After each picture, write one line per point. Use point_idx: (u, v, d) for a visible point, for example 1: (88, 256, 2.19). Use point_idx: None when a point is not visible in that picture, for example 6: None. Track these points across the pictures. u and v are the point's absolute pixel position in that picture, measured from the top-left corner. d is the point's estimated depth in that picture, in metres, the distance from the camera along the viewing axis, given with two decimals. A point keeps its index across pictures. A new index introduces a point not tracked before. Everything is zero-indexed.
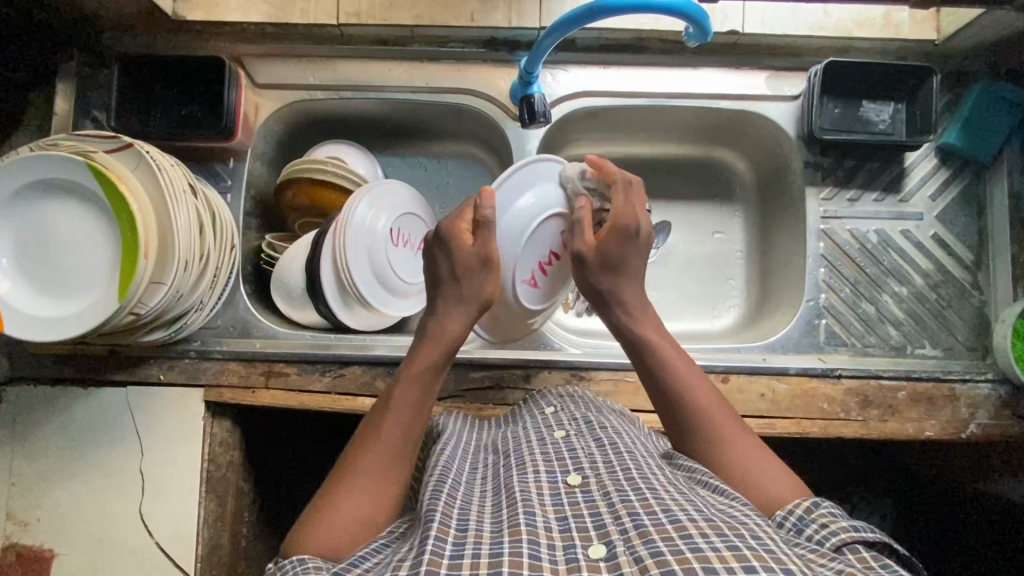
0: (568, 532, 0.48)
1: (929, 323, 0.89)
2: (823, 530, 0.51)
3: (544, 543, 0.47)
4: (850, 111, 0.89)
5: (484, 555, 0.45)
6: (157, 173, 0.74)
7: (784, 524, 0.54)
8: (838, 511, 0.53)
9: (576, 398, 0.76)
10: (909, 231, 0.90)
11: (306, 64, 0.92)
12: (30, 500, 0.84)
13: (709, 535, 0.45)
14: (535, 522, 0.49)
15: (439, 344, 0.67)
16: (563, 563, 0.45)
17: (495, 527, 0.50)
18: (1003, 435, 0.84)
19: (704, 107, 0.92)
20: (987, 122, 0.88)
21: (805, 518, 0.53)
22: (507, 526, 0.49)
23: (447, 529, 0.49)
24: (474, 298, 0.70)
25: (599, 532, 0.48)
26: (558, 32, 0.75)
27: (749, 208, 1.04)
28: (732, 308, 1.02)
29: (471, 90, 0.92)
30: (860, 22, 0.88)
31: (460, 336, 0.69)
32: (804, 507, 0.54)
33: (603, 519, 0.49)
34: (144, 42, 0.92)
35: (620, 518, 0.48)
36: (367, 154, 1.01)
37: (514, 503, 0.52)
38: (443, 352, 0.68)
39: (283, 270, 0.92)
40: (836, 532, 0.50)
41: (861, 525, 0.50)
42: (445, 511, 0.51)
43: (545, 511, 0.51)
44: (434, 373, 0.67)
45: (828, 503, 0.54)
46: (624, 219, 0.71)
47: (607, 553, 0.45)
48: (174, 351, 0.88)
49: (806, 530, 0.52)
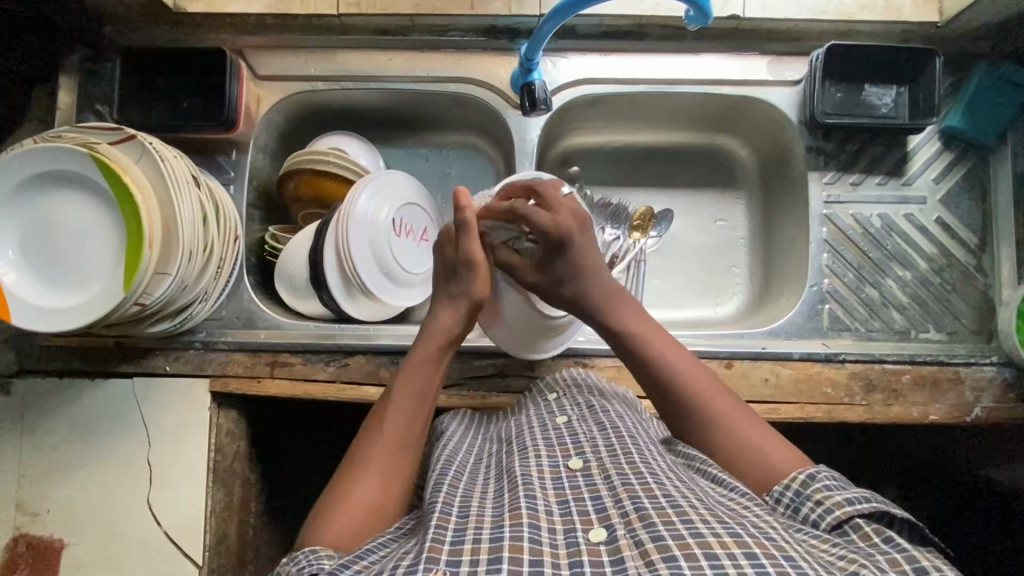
0: (569, 517, 0.49)
1: (932, 307, 0.89)
2: (818, 509, 0.51)
3: (545, 527, 0.47)
4: (852, 95, 0.89)
5: (485, 539, 0.46)
6: (160, 165, 0.74)
7: (781, 500, 0.54)
8: (834, 482, 0.53)
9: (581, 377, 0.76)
10: (912, 215, 0.90)
11: (307, 56, 0.93)
12: (39, 491, 0.85)
13: (710, 520, 0.45)
14: (536, 506, 0.49)
15: (435, 338, 0.69)
16: (564, 547, 0.45)
17: (497, 511, 0.50)
18: (1007, 419, 0.84)
19: (705, 93, 0.92)
20: (990, 105, 0.87)
21: (801, 493, 0.53)
22: (509, 509, 0.49)
23: (447, 518, 0.49)
24: (464, 294, 0.71)
25: (599, 515, 0.48)
26: (557, 18, 0.74)
27: (752, 195, 1.04)
28: (735, 295, 1.01)
29: (473, 79, 0.92)
30: (862, 5, 0.87)
31: (458, 332, 0.71)
32: (800, 482, 0.54)
33: (603, 503, 0.50)
34: (145, 35, 0.92)
35: (621, 501, 0.49)
36: (369, 145, 1.01)
37: (515, 487, 0.53)
38: (439, 344, 0.69)
39: (285, 261, 0.92)
40: (830, 509, 0.51)
41: (857, 496, 0.51)
42: (446, 500, 0.52)
43: (546, 495, 0.52)
44: (430, 367, 0.68)
45: (825, 474, 0.54)
46: (551, 234, 0.72)
47: (607, 536, 0.46)
48: (179, 342, 0.89)
49: (804, 507, 0.52)
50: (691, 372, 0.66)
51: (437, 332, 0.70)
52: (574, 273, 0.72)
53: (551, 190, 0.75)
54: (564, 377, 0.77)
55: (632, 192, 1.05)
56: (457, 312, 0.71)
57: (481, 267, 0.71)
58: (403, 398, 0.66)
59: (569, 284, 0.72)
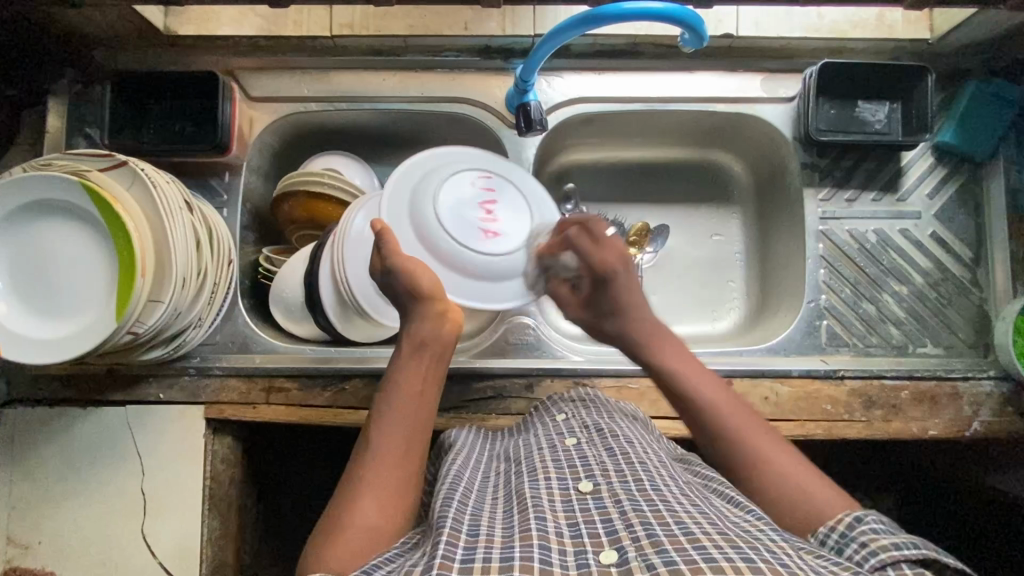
0: (580, 538, 0.48)
1: (929, 322, 0.89)
2: (862, 551, 0.49)
3: (555, 549, 0.46)
4: (846, 111, 0.89)
5: (495, 559, 0.45)
6: (154, 193, 0.73)
7: (826, 541, 0.52)
8: (883, 527, 0.50)
9: (595, 396, 0.76)
10: (907, 230, 0.90)
11: (300, 77, 0.92)
12: (29, 523, 0.83)
13: (724, 546, 0.44)
14: (546, 529, 0.49)
15: (407, 348, 0.70)
16: (574, 568, 0.44)
17: (506, 532, 0.49)
18: (1006, 433, 0.84)
19: (699, 110, 0.92)
20: (983, 119, 0.88)
21: (846, 535, 0.51)
22: (519, 530, 0.49)
23: (457, 536, 0.48)
24: (418, 299, 0.71)
25: (610, 537, 0.47)
26: (553, 40, 0.75)
27: (747, 209, 1.04)
28: (733, 310, 1.01)
29: (466, 99, 0.92)
30: (854, 23, 0.89)
31: (431, 334, 0.70)
32: (846, 524, 0.52)
33: (615, 525, 0.49)
34: (135, 57, 0.92)
35: (632, 525, 0.48)
36: (364, 164, 1.00)
37: (525, 510, 0.52)
38: (413, 353, 0.69)
39: (280, 284, 0.92)
40: (873, 551, 0.48)
41: (908, 543, 0.47)
42: (455, 518, 0.51)
43: (556, 517, 0.51)
44: (410, 375, 0.68)
45: (876, 518, 0.51)
46: (598, 269, 0.76)
47: (618, 558, 0.45)
48: (172, 369, 0.87)
49: (847, 548, 0.50)
50: (726, 407, 0.65)
51: (408, 343, 0.70)
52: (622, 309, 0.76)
53: (601, 225, 0.78)
54: (564, 398, 0.77)
55: (628, 207, 1.05)
56: (425, 318, 0.70)
57: (414, 268, 0.71)
58: (389, 412, 0.65)
59: (620, 319, 0.76)
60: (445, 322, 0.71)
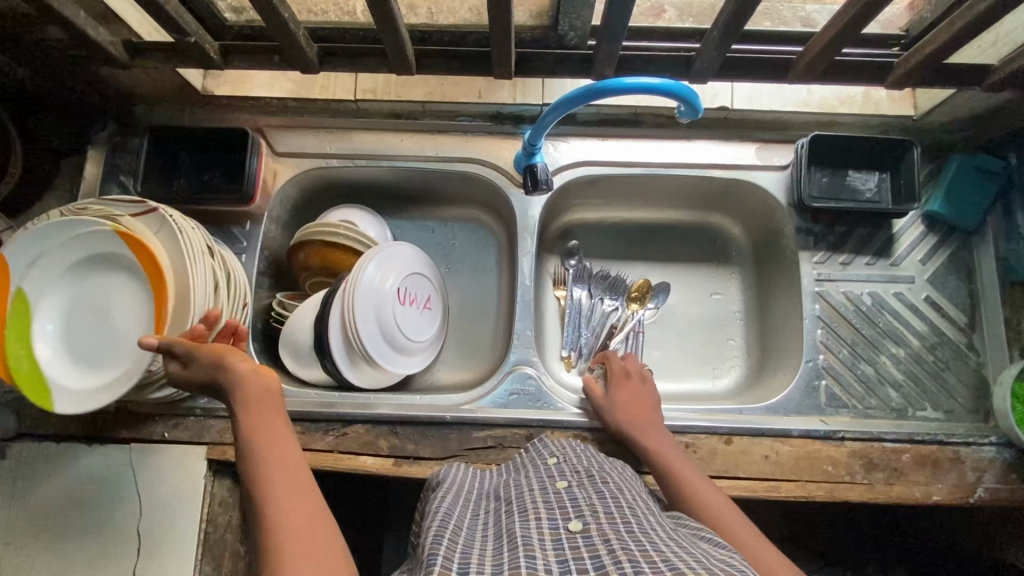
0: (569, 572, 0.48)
1: (927, 384, 0.90)
2: None
3: None
4: (837, 179, 0.94)
5: None
6: (178, 236, 0.78)
7: None
8: None
9: (576, 446, 0.77)
10: (901, 293, 0.93)
11: (323, 135, 0.99)
12: (22, 561, 0.82)
13: None
14: (536, 565, 0.49)
15: (253, 415, 0.65)
16: None
17: (496, 568, 0.50)
18: (1013, 502, 0.83)
19: (697, 175, 0.97)
20: (971, 191, 0.91)
21: None
22: (507, 569, 0.49)
23: (447, 570, 0.49)
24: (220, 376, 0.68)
25: (598, 571, 0.47)
26: (559, 108, 0.80)
27: (746, 270, 1.07)
28: (734, 367, 1.03)
29: (478, 159, 0.98)
30: (840, 99, 0.95)
31: (261, 390, 0.67)
32: None
33: (603, 559, 0.49)
34: (174, 116, 0.99)
35: (621, 561, 0.48)
36: (379, 217, 1.05)
37: (516, 547, 0.52)
38: (260, 417, 0.65)
39: (291, 329, 0.93)
40: None
41: None
42: (446, 554, 0.51)
43: (546, 555, 0.51)
44: (277, 442, 0.63)
45: None
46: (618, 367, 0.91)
47: None
48: (180, 409, 0.89)
49: None
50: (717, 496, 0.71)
51: (254, 410, 0.66)
52: (631, 401, 0.86)
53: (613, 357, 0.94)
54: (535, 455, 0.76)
55: (630, 266, 1.09)
56: (244, 378, 0.67)
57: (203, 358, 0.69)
58: (274, 483, 0.58)
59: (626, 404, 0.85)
60: (264, 375, 0.69)
